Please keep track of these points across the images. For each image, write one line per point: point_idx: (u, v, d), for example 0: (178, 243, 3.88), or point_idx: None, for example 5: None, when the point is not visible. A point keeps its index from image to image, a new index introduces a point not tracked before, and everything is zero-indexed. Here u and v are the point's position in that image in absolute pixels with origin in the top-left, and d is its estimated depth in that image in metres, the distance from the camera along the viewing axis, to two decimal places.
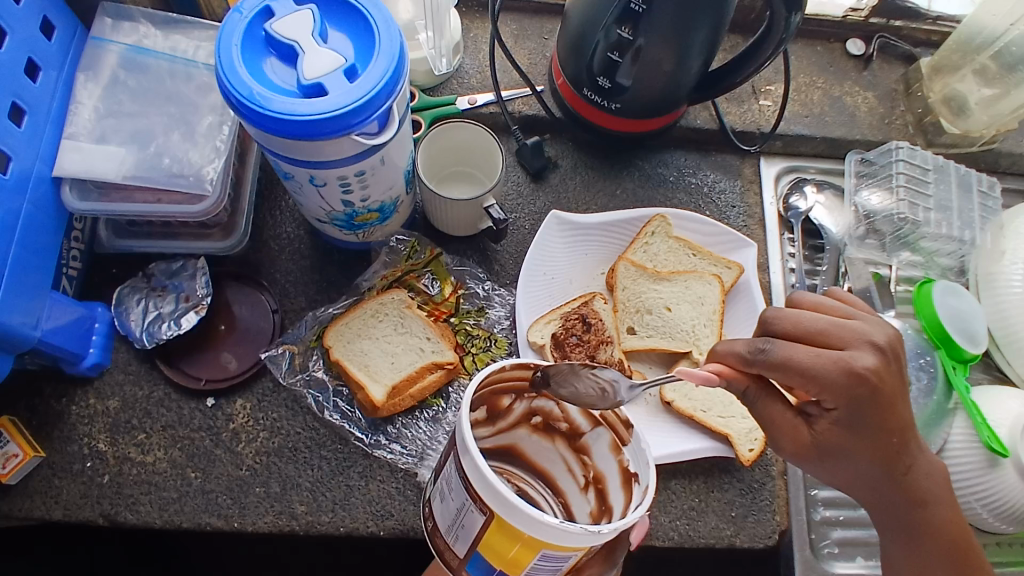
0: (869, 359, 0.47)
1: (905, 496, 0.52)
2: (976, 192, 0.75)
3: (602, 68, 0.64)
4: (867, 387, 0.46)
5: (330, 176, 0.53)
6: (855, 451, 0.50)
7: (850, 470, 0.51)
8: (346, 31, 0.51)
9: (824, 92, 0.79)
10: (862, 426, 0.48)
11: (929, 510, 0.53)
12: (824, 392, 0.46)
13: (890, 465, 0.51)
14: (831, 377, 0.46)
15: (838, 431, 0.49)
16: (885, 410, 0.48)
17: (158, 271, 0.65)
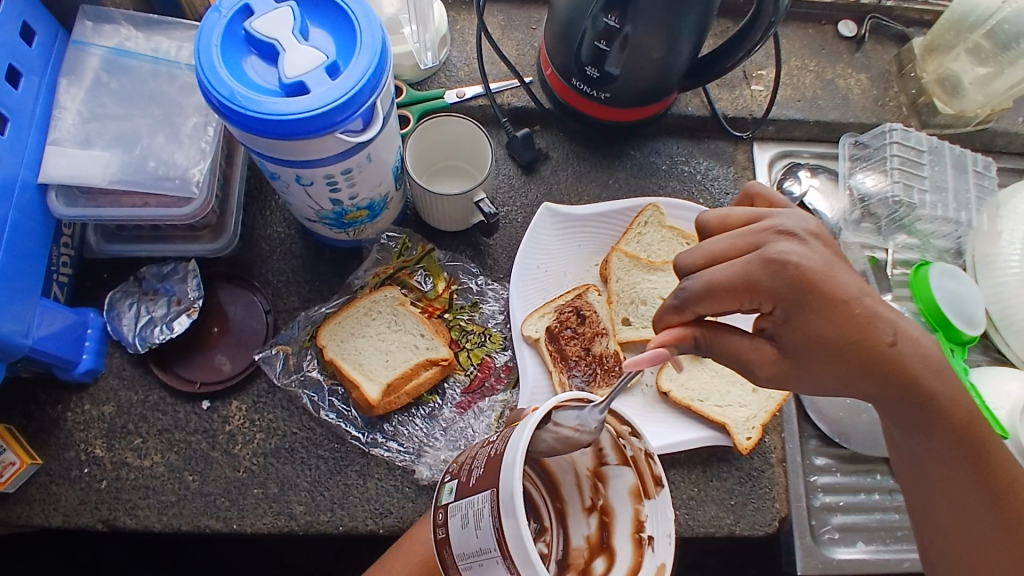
0: (796, 255, 0.46)
1: (901, 382, 0.48)
2: (972, 172, 0.74)
3: (590, 58, 0.63)
4: (791, 268, 0.45)
5: (316, 174, 0.53)
6: (827, 340, 0.46)
7: (834, 363, 0.46)
8: (327, 28, 0.50)
9: (817, 75, 0.78)
10: (816, 314, 0.45)
11: (931, 386, 0.48)
12: (757, 294, 0.45)
13: (867, 345, 0.46)
14: (754, 277, 0.45)
15: (802, 331, 0.46)
16: (823, 287, 0.45)
17: (150, 274, 0.65)
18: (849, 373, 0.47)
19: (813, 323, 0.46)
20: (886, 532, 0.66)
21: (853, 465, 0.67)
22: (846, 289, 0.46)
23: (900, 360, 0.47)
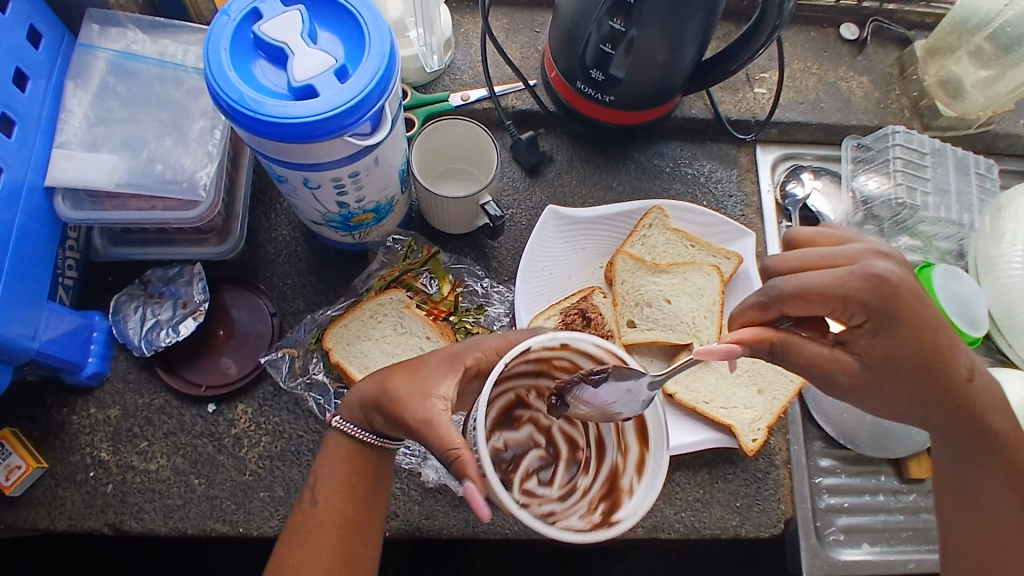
0: (888, 266, 0.48)
1: (968, 413, 0.51)
2: (974, 174, 0.74)
3: (596, 61, 0.64)
4: (891, 287, 0.47)
5: (324, 177, 0.53)
6: (912, 361, 0.49)
7: (912, 385, 0.50)
8: (335, 31, 0.50)
9: (819, 78, 0.79)
10: (902, 334, 0.48)
11: (992, 419, 0.52)
12: (850, 303, 0.47)
13: (946, 375, 0.50)
14: (852, 290, 0.47)
15: (889, 345, 0.48)
16: (918, 311, 0.48)
17: (155, 277, 0.65)
18: (918, 394, 0.50)
19: (904, 337, 0.48)
20: (891, 533, 0.66)
21: (858, 466, 0.67)
22: (936, 317, 0.49)
23: (972, 394, 0.51)
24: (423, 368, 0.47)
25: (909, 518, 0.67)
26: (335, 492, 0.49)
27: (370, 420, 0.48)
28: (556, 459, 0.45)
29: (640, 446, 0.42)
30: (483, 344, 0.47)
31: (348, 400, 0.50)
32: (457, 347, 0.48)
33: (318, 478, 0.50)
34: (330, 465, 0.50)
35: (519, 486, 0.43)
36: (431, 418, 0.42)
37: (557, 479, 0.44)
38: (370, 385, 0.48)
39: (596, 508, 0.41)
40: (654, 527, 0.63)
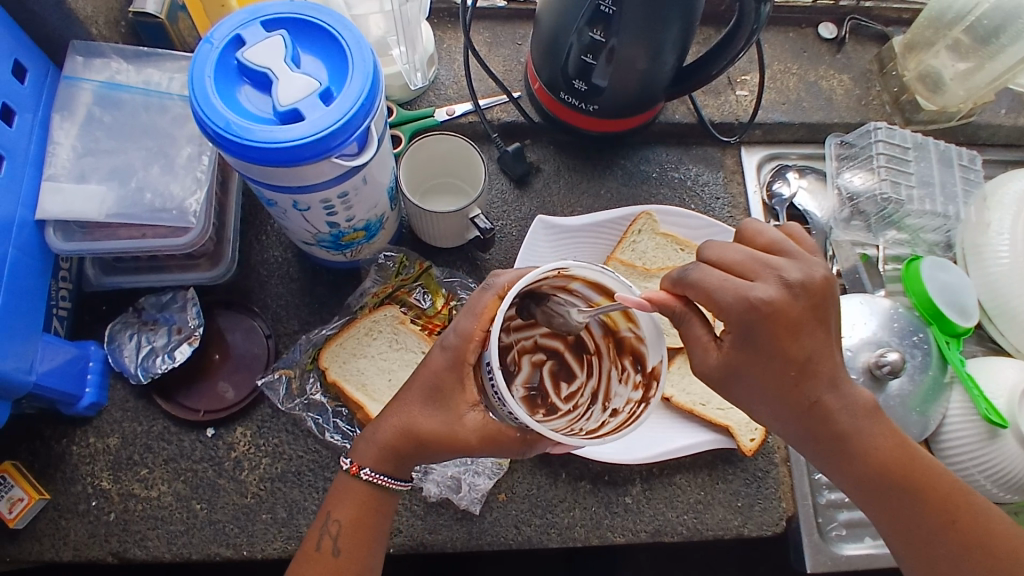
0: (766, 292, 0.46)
1: (826, 431, 0.49)
2: (957, 166, 0.75)
3: (577, 71, 0.64)
4: (761, 314, 0.45)
5: (313, 199, 0.53)
6: (760, 376, 0.47)
7: (767, 394, 0.47)
8: (318, 54, 0.51)
9: (800, 77, 0.80)
10: (756, 351, 0.46)
11: (859, 439, 0.49)
12: (721, 312, 0.46)
13: (801, 394, 0.47)
14: (723, 299, 0.46)
15: (741, 358, 0.47)
16: (783, 338, 0.46)
17: (148, 304, 0.65)
18: (776, 408, 0.48)
19: (758, 353, 0.46)
20: None
21: None
22: (806, 343, 0.47)
23: (827, 419, 0.48)
24: (442, 388, 0.49)
25: None
26: (353, 540, 0.51)
27: (406, 462, 0.51)
28: (572, 366, 0.51)
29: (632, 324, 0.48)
30: (469, 332, 0.48)
31: (359, 448, 0.51)
32: (449, 349, 0.49)
33: (335, 523, 0.51)
34: (344, 508, 0.51)
35: (559, 402, 0.50)
36: (483, 428, 0.48)
37: (575, 376, 0.51)
38: (394, 426, 0.50)
39: (636, 383, 0.48)
40: (658, 530, 0.63)
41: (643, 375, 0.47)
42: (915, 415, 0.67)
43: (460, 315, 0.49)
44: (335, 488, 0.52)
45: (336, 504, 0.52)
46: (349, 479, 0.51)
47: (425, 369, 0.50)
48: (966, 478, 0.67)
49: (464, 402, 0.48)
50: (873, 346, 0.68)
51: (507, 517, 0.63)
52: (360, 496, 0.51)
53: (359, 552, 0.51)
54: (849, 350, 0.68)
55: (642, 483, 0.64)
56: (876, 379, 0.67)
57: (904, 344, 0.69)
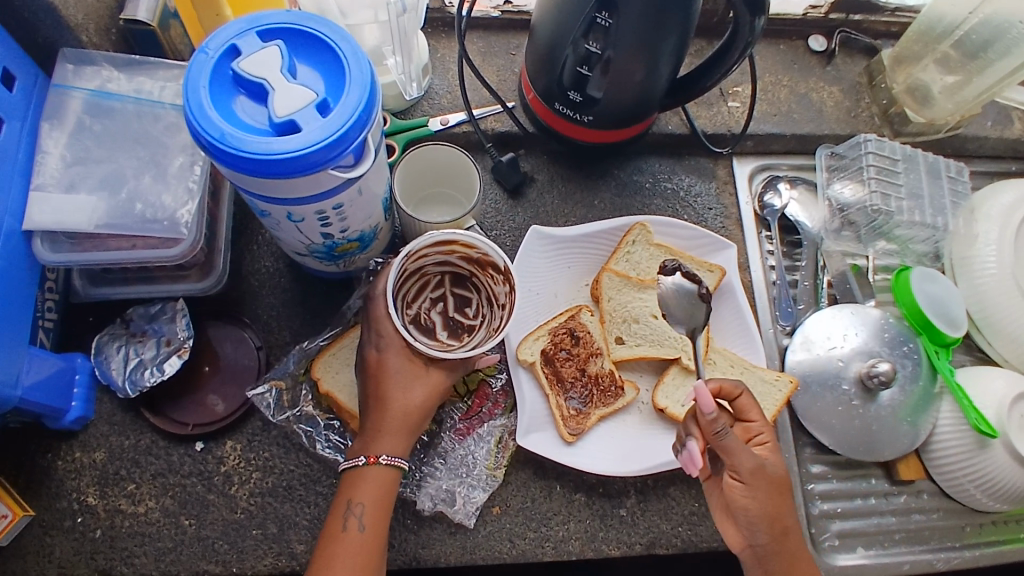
0: (771, 455, 0.56)
1: (777, 534, 0.55)
2: (945, 178, 0.76)
3: (573, 82, 0.64)
4: (776, 443, 0.57)
5: (308, 211, 0.52)
6: (779, 489, 0.55)
7: (773, 503, 0.55)
8: (315, 64, 0.50)
9: (791, 89, 0.80)
10: (778, 463, 0.56)
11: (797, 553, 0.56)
12: (761, 444, 0.56)
13: (781, 511, 0.55)
14: (763, 433, 0.57)
15: (763, 474, 0.54)
16: (780, 461, 0.56)
17: (136, 315, 0.64)
18: (773, 508, 0.55)
19: (773, 470, 0.55)
20: (884, 535, 0.67)
21: (848, 471, 0.69)
22: (781, 463, 0.56)
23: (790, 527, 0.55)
24: (398, 373, 0.56)
25: (900, 520, 0.68)
26: (379, 516, 0.55)
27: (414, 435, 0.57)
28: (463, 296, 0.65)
29: (469, 246, 0.60)
30: (390, 330, 0.57)
31: (374, 441, 0.56)
32: (387, 348, 0.57)
33: (358, 506, 0.54)
34: (366, 491, 0.55)
35: (471, 321, 0.64)
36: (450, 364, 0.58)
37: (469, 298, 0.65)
38: (399, 411, 0.56)
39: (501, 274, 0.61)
40: (652, 542, 0.64)
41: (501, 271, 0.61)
42: (906, 424, 0.68)
43: (381, 321, 0.57)
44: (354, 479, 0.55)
45: (353, 490, 0.55)
46: (366, 471, 0.55)
47: (382, 371, 0.56)
48: (956, 487, 0.68)
49: (443, 370, 0.58)
50: (864, 357, 0.69)
51: (501, 530, 0.62)
52: (382, 481, 0.55)
53: (382, 529, 0.55)
54: (840, 361, 0.69)
55: (636, 495, 0.65)
56: (867, 390, 0.68)
57: (895, 354, 0.69)
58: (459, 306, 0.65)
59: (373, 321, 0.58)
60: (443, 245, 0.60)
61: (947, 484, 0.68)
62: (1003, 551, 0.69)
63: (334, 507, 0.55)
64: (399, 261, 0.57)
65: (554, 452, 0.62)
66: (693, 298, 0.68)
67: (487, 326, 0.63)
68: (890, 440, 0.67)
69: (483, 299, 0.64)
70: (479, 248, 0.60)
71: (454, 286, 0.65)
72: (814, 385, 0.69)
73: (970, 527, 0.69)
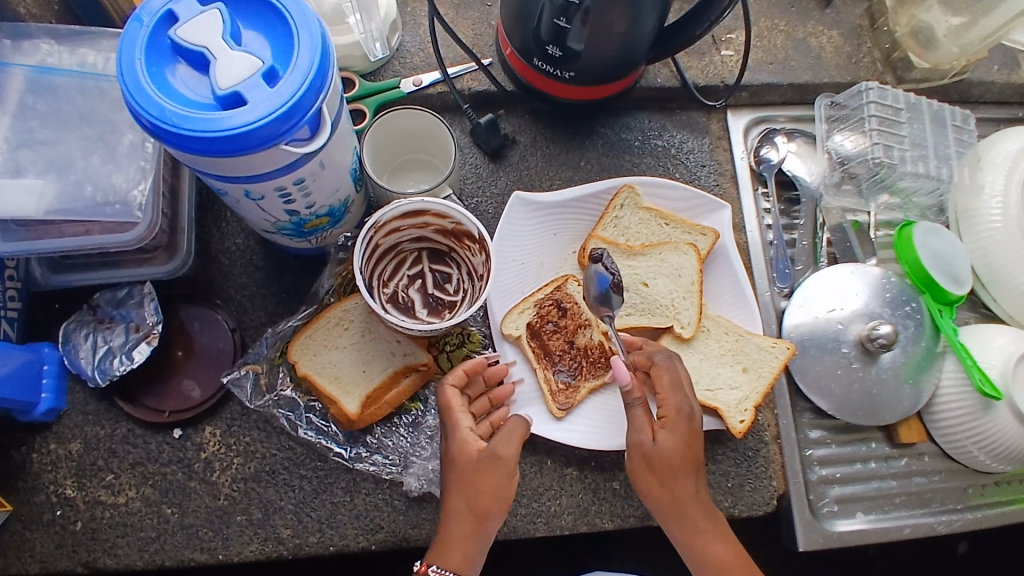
0: (664, 435, 0.54)
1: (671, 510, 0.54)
2: (951, 127, 0.71)
3: (551, 36, 0.60)
4: (682, 422, 0.54)
5: (267, 188, 0.49)
6: (665, 468, 0.53)
7: (654, 479, 0.54)
8: (261, 28, 0.46)
9: (787, 35, 0.75)
10: (675, 443, 0.54)
11: (705, 531, 0.54)
12: (664, 421, 0.54)
13: (664, 489, 0.54)
14: (668, 408, 0.55)
15: (640, 451, 0.54)
16: (680, 441, 0.54)
17: (103, 301, 0.61)
18: (657, 484, 0.54)
19: (652, 452, 0.53)
20: (884, 500, 0.66)
21: (847, 434, 0.67)
22: (678, 444, 0.54)
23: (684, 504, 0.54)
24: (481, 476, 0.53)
25: (901, 483, 0.67)
26: None
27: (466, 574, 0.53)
28: (441, 272, 0.63)
29: (443, 217, 0.58)
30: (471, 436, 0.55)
31: (447, 552, 0.52)
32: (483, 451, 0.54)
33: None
34: None
35: (451, 295, 0.63)
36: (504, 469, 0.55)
37: (448, 273, 0.63)
38: (461, 520, 0.53)
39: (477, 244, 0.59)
40: (647, 515, 0.62)
41: (476, 241, 0.59)
42: (908, 387, 0.66)
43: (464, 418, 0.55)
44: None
45: None
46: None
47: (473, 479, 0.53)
48: (958, 448, 0.66)
49: (502, 475, 0.53)
50: (865, 319, 0.66)
51: None
52: None
53: None
54: (840, 323, 0.66)
55: None
56: (868, 352, 0.65)
57: (896, 315, 0.67)
58: (439, 282, 0.63)
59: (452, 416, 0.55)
60: (415, 216, 0.58)
61: (949, 446, 0.66)
62: (1006, 512, 0.68)
63: None
64: (366, 232, 0.56)
65: (542, 428, 0.61)
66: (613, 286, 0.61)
67: (468, 300, 0.61)
68: (891, 402, 0.65)
69: (464, 274, 0.62)
70: (453, 217, 0.58)
71: (433, 261, 0.63)
72: (812, 348, 0.66)
73: (973, 488, 0.68)
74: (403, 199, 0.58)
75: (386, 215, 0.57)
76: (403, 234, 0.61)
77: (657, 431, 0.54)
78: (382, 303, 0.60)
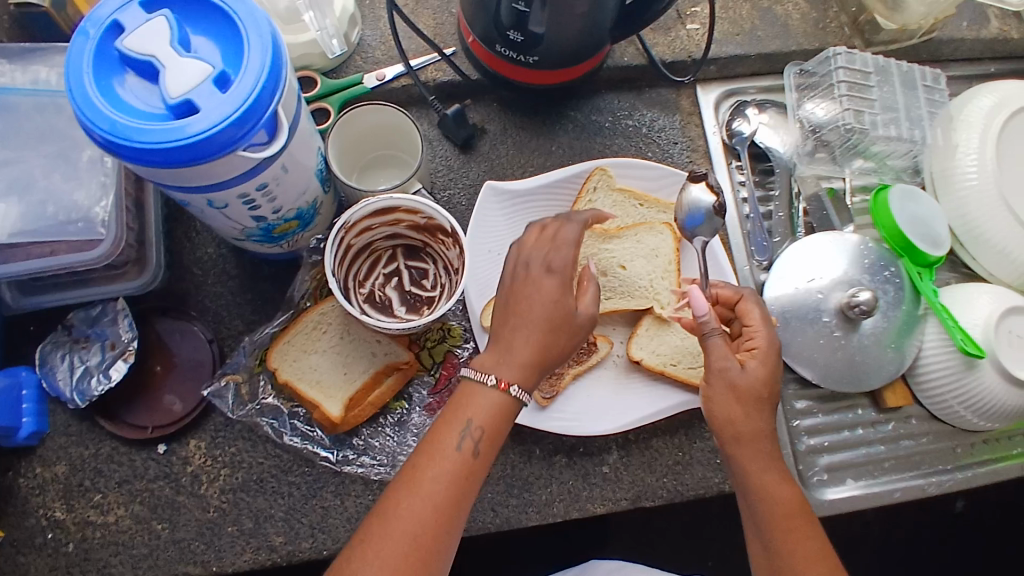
0: (753, 365, 0.53)
1: (745, 441, 0.53)
2: (921, 88, 0.71)
3: (512, 21, 0.59)
4: (763, 352, 0.54)
5: (229, 195, 0.48)
6: (749, 396, 0.53)
7: (736, 407, 0.53)
8: (210, 32, 0.45)
9: (753, 4, 0.74)
10: (761, 374, 0.53)
11: (773, 470, 0.52)
12: (749, 353, 0.54)
13: (745, 418, 0.53)
14: (758, 342, 0.55)
15: (726, 377, 0.53)
16: (762, 375, 0.53)
17: (78, 320, 0.60)
18: (738, 413, 0.53)
19: (739, 380, 0.53)
20: (874, 465, 0.66)
21: (833, 402, 0.67)
22: (764, 376, 0.53)
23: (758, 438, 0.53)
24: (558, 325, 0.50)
25: (889, 447, 0.67)
26: (446, 429, 0.48)
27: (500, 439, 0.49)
28: (417, 268, 0.63)
29: (414, 212, 0.58)
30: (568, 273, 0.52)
31: (505, 366, 0.49)
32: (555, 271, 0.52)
33: (465, 427, 0.48)
34: (475, 425, 0.48)
35: (428, 291, 0.62)
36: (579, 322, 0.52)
37: (423, 269, 0.63)
38: (518, 367, 0.49)
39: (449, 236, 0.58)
40: (639, 496, 0.62)
41: (449, 233, 0.58)
42: (891, 351, 0.66)
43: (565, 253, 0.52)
44: (464, 392, 0.49)
45: (457, 423, 0.48)
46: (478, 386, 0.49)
47: (537, 299, 0.50)
48: (944, 409, 0.66)
49: (571, 336, 0.51)
50: (845, 287, 0.66)
51: (483, 501, 0.61)
52: (483, 420, 0.48)
53: (444, 441, 0.48)
54: (820, 292, 0.66)
55: (618, 451, 0.63)
56: (848, 319, 0.65)
57: (876, 281, 0.67)
58: (416, 278, 0.63)
59: (543, 247, 0.53)
60: (385, 213, 0.58)
61: (935, 407, 0.67)
62: (996, 469, 0.68)
63: (428, 439, 0.48)
64: (336, 233, 0.55)
65: (529, 419, 0.60)
66: (710, 218, 0.62)
67: (446, 295, 0.61)
68: (875, 368, 0.65)
69: (440, 268, 0.62)
70: (424, 212, 0.58)
71: (408, 258, 0.63)
72: (794, 320, 0.66)
73: (962, 447, 0.68)
74: (370, 197, 0.58)
75: (355, 214, 0.56)
76: (373, 233, 0.60)
77: (744, 361, 0.54)
78: (359, 305, 0.60)
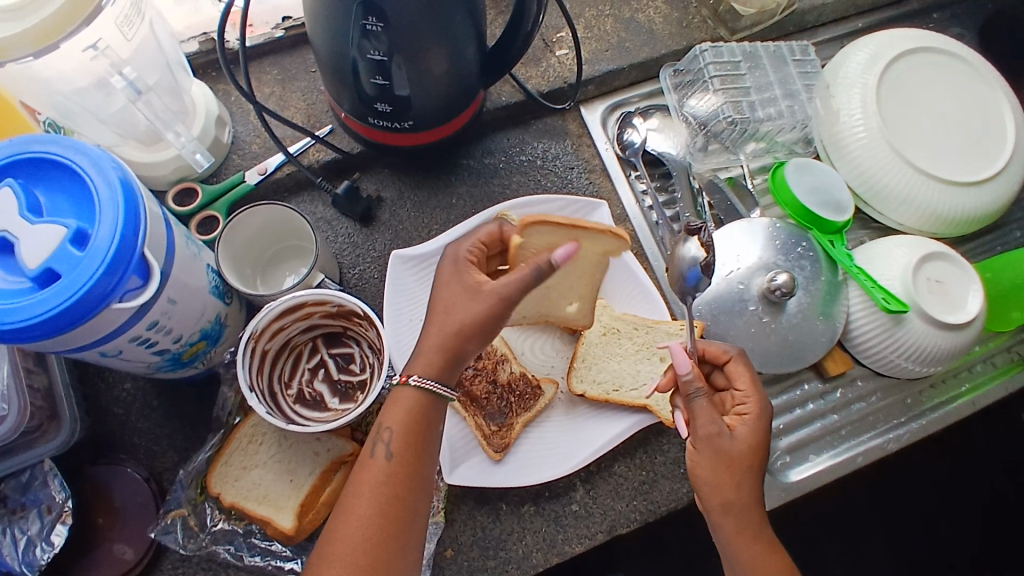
0: (741, 429, 0.54)
1: (730, 505, 0.53)
2: (792, 62, 0.73)
3: (376, 95, 0.58)
4: (756, 417, 0.54)
5: (121, 342, 0.47)
6: (739, 464, 0.53)
7: (723, 472, 0.53)
8: (59, 189, 0.44)
9: (615, 18, 0.76)
10: (751, 440, 0.53)
11: (759, 534, 0.53)
12: (742, 416, 0.55)
13: (735, 487, 0.52)
14: (751, 405, 0.55)
15: (717, 445, 0.53)
16: (754, 441, 0.54)
17: (11, 490, 0.57)
18: (725, 478, 0.53)
19: (731, 447, 0.53)
20: (832, 435, 0.67)
21: (779, 383, 0.68)
22: (754, 440, 0.54)
23: (745, 504, 0.53)
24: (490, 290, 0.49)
25: (842, 414, 0.68)
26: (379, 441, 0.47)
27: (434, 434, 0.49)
28: (343, 353, 0.62)
29: (322, 304, 0.57)
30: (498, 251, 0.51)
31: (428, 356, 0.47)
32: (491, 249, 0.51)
33: (387, 430, 0.47)
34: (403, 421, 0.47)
35: (358, 374, 0.61)
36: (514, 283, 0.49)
37: (349, 352, 0.62)
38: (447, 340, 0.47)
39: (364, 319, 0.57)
40: (614, 526, 0.62)
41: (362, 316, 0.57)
42: (821, 321, 0.66)
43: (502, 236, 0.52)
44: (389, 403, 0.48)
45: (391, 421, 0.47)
46: (400, 390, 0.48)
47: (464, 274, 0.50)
48: (887, 365, 0.67)
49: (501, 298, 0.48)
50: (765, 271, 0.66)
51: (462, 569, 0.60)
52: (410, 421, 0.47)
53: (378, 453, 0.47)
54: (742, 281, 0.67)
55: (583, 485, 0.63)
56: (772, 303, 0.66)
57: (790, 261, 0.67)
58: (343, 365, 0.62)
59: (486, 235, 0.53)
60: (294, 311, 0.57)
61: (877, 364, 0.68)
62: (949, 410, 0.70)
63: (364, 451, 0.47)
64: (246, 344, 0.54)
65: (488, 478, 0.59)
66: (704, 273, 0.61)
67: (376, 376, 0.60)
68: (811, 343, 0.66)
69: (365, 349, 0.61)
70: (332, 301, 0.57)
71: (331, 346, 0.62)
72: (721, 315, 0.66)
73: (912, 396, 0.69)
74: (274, 299, 0.57)
75: (261, 320, 0.55)
76: (289, 332, 0.59)
77: (734, 425, 0.54)
78: (289, 408, 0.58)
